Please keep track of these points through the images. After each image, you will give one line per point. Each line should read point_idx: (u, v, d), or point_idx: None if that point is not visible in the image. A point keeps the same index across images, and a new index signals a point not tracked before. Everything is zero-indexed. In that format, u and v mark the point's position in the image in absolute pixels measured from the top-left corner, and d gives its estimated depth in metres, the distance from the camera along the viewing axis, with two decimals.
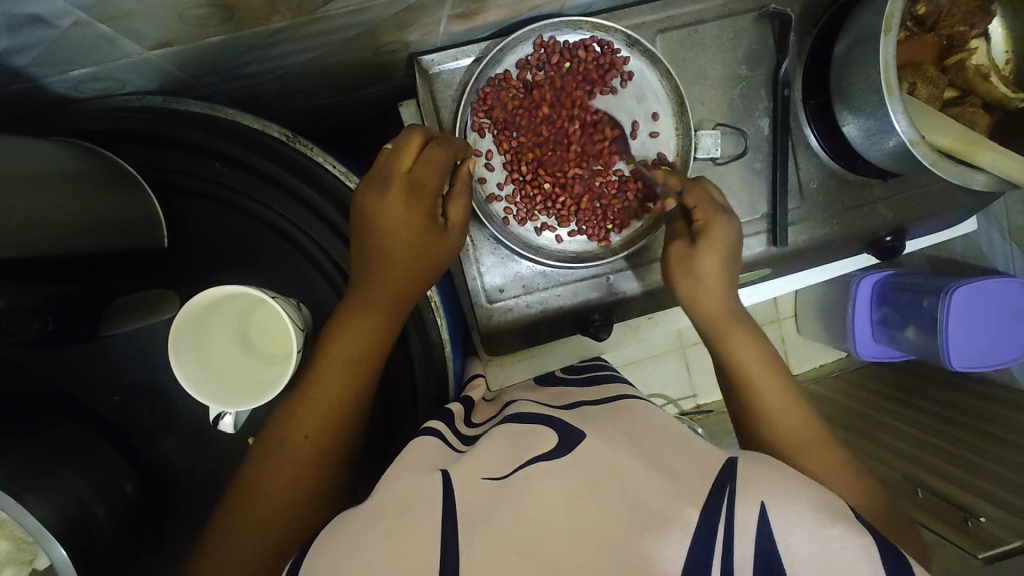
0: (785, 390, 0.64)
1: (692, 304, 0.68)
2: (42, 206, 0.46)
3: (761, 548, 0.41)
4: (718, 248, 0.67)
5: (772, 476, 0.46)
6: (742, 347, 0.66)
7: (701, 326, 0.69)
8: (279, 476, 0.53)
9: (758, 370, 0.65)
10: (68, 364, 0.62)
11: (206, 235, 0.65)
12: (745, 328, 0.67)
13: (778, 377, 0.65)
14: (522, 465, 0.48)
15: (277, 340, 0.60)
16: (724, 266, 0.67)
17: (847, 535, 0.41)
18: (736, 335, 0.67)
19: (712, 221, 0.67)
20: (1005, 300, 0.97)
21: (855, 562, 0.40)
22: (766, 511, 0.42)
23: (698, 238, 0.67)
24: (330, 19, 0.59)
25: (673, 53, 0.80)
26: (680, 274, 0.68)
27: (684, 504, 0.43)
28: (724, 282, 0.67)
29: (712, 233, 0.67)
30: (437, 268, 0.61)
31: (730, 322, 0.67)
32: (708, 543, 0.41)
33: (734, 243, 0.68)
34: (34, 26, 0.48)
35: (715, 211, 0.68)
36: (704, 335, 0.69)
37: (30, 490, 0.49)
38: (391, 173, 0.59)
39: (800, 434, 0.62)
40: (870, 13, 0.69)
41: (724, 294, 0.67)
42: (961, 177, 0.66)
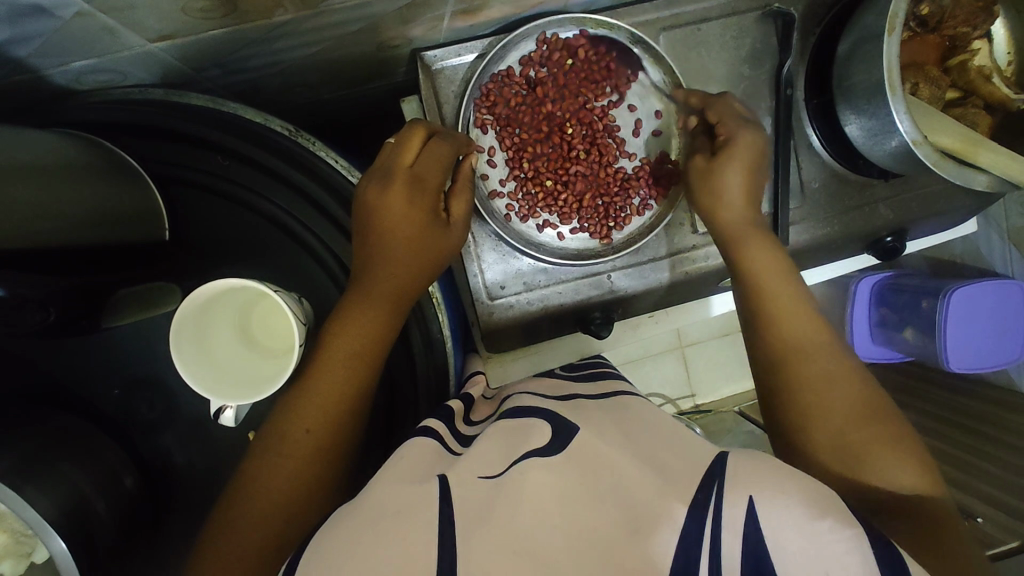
0: (813, 332, 0.60)
1: (715, 214, 0.69)
2: (43, 197, 0.46)
3: (749, 547, 0.40)
4: (740, 159, 0.68)
5: (767, 468, 0.45)
6: (766, 261, 0.65)
7: (721, 238, 0.69)
8: (282, 471, 0.53)
9: (780, 288, 0.63)
10: (69, 357, 0.62)
11: (208, 228, 0.65)
12: (771, 244, 0.67)
13: (806, 314, 0.62)
14: (517, 459, 0.48)
15: (279, 335, 0.59)
16: (747, 178, 0.68)
17: (837, 527, 0.41)
18: (760, 250, 0.66)
19: (735, 132, 0.69)
20: (1004, 303, 0.97)
21: (846, 556, 0.39)
22: (753, 505, 0.42)
23: (720, 150, 0.69)
24: (334, 13, 0.59)
25: (676, 52, 0.80)
26: (702, 185, 0.70)
27: (671, 498, 0.43)
28: (744, 193, 0.68)
29: (736, 144, 0.68)
30: (439, 263, 0.61)
31: (754, 236, 0.67)
32: (695, 539, 0.41)
33: (758, 155, 0.69)
34: (37, 16, 0.48)
35: (737, 125, 0.70)
36: (723, 247, 0.69)
37: (30, 483, 0.49)
38: (394, 168, 0.58)
39: (818, 383, 0.57)
40: (873, 13, 0.69)
41: (747, 206, 0.68)
42: (963, 177, 0.65)
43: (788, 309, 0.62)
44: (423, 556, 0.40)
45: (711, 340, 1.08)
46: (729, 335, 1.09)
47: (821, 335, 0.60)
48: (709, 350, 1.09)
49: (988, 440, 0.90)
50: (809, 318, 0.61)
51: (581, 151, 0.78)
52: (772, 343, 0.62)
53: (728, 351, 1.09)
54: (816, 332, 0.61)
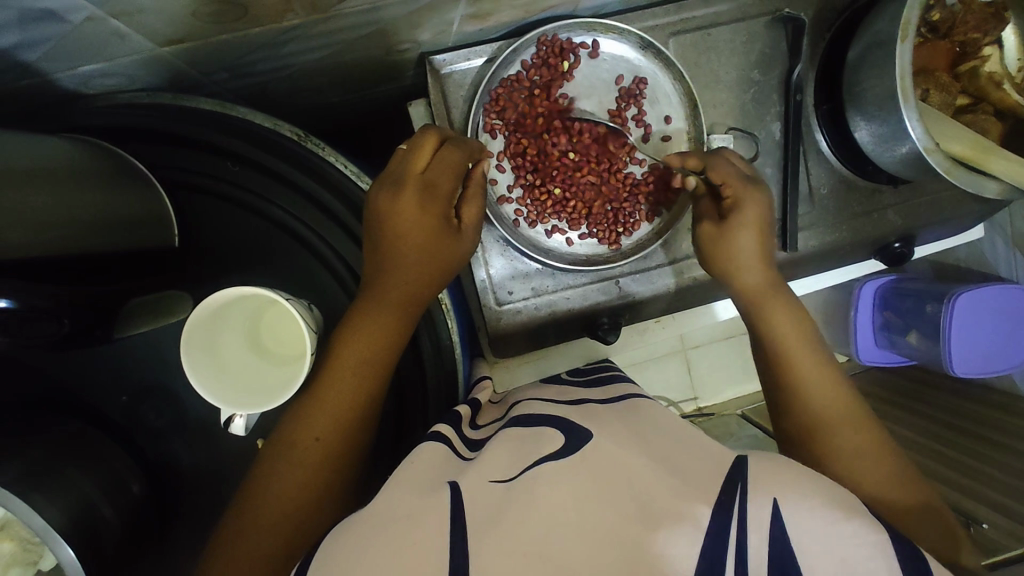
0: (825, 366, 0.63)
1: (732, 278, 0.69)
2: (52, 203, 0.46)
3: (777, 545, 0.40)
4: (751, 222, 0.67)
5: (783, 472, 0.45)
6: (787, 327, 0.65)
7: (742, 302, 0.69)
8: (292, 479, 0.52)
9: (801, 355, 0.64)
10: (75, 363, 0.61)
11: (217, 234, 0.64)
12: (789, 301, 0.67)
13: (818, 352, 0.64)
14: (530, 465, 0.47)
15: (290, 342, 0.59)
16: (761, 239, 0.68)
17: (863, 531, 0.41)
18: (779, 308, 0.66)
19: (743, 195, 0.67)
20: (1010, 305, 0.97)
21: (872, 560, 0.40)
22: (778, 506, 0.42)
23: (729, 212, 0.68)
24: (344, 18, 0.58)
25: (685, 57, 0.80)
26: (714, 250, 0.70)
27: (695, 501, 0.42)
28: (761, 256, 0.68)
29: (745, 210, 0.67)
30: (450, 270, 0.61)
31: (773, 295, 0.67)
32: (720, 543, 0.41)
33: (767, 216, 0.68)
34: (46, 20, 0.47)
35: (743, 185, 0.68)
36: (746, 312, 0.69)
37: (37, 490, 0.48)
38: (406, 175, 0.58)
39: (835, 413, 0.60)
40: (884, 18, 0.68)
41: (762, 268, 0.68)
42: (975, 184, 0.65)
43: (810, 375, 0.63)
44: (433, 558, 0.40)
45: (715, 343, 1.08)
46: (733, 338, 1.09)
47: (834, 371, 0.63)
48: (713, 353, 1.08)
49: (992, 444, 0.89)
50: (833, 380, 0.62)
51: (590, 161, 0.77)
52: (789, 393, 0.63)
53: (730, 355, 1.09)
54: (839, 395, 0.61)
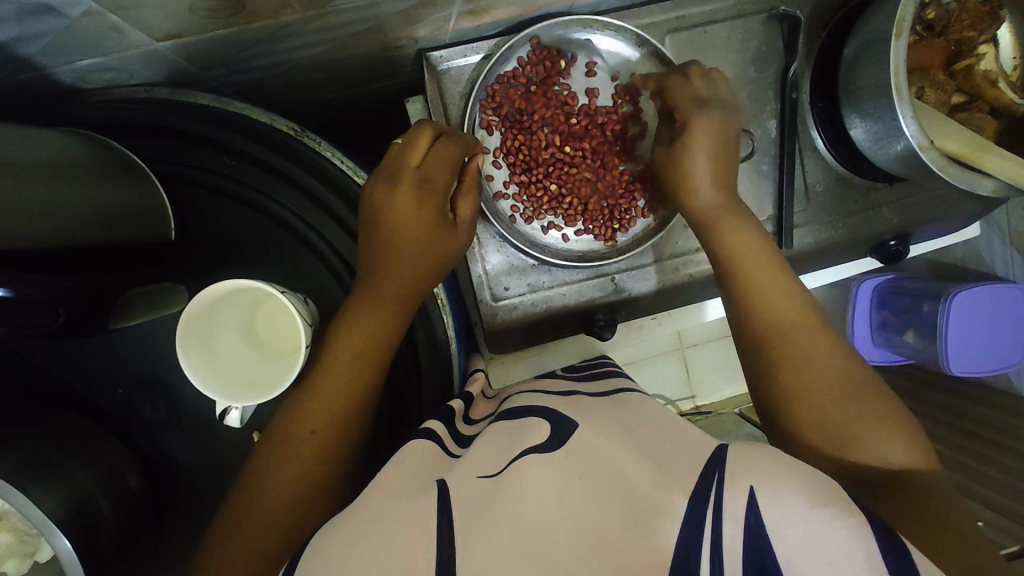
0: (787, 291, 0.60)
1: (687, 201, 0.68)
2: (50, 196, 0.46)
3: (754, 541, 0.40)
4: (704, 143, 0.67)
5: (764, 458, 0.45)
6: (746, 247, 0.63)
7: (696, 225, 0.68)
8: (289, 471, 0.53)
9: (762, 282, 0.61)
10: (73, 357, 0.62)
11: (214, 229, 0.65)
12: (745, 221, 0.65)
13: (778, 275, 0.62)
14: (515, 458, 0.48)
15: (286, 335, 0.59)
16: (715, 159, 0.67)
17: (838, 516, 0.41)
18: (734, 227, 0.65)
19: (692, 117, 0.68)
20: (1004, 309, 0.97)
21: (849, 544, 0.39)
22: (754, 495, 0.41)
23: (682, 134, 0.68)
24: (341, 13, 0.59)
25: (681, 53, 0.80)
26: (671, 174, 0.69)
27: (673, 492, 0.42)
28: (714, 179, 0.66)
29: (695, 129, 0.67)
30: (445, 263, 0.61)
31: (728, 215, 0.66)
32: (695, 534, 0.41)
33: (723, 137, 0.68)
34: (45, 15, 0.48)
35: (694, 109, 0.68)
36: (699, 235, 0.68)
37: (34, 482, 0.49)
38: (402, 168, 0.58)
39: (793, 343, 0.57)
40: (879, 16, 0.69)
41: (718, 189, 0.67)
42: (968, 182, 0.65)
43: (782, 316, 0.59)
44: (425, 552, 0.40)
45: (712, 341, 1.08)
46: (730, 337, 1.09)
47: (797, 295, 0.60)
48: (710, 351, 1.09)
49: (988, 443, 0.90)
50: (791, 292, 0.60)
51: (585, 158, 0.78)
52: (748, 320, 0.61)
53: (727, 353, 1.09)
54: (801, 319, 0.59)
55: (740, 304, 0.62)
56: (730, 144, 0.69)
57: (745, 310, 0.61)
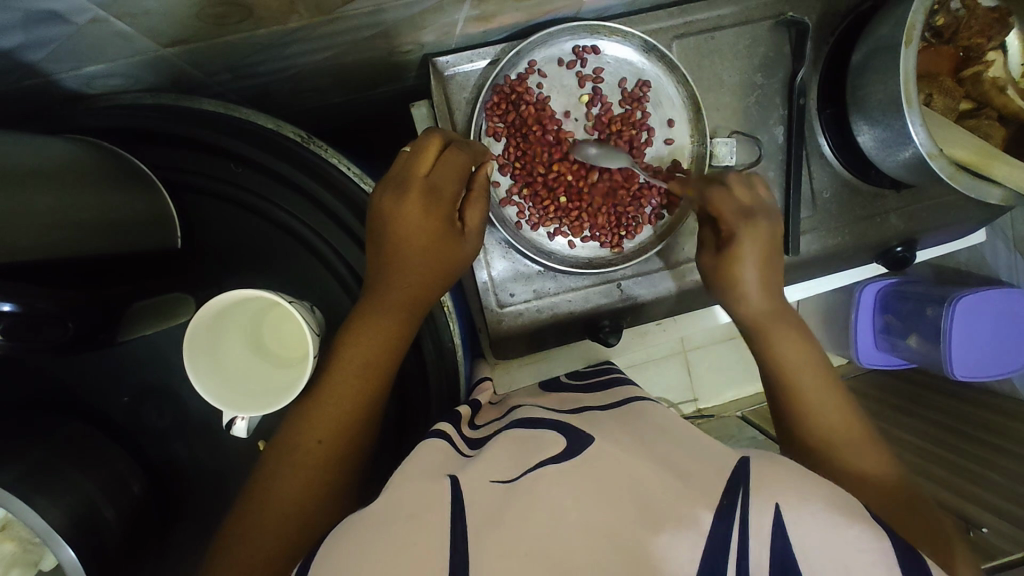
0: (828, 385, 0.63)
1: (736, 308, 0.68)
2: (58, 205, 0.46)
3: (777, 548, 0.41)
4: (750, 252, 0.66)
5: (788, 475, 0.45)
6: (797, 359, 0.64)
7: (748, 330, 0.68)
8: (294, 480, 0.52)
9: (803, 371, 0.64)
10: (78, 365, 0.61)
11: (220, 236, 0.64)
12: (795, 330, 0.66)
13: (821, 373, 0.64)
14: (533, 467, 0.47)
15: (292, 344, 0.59)
16: (763, 270, 0.67)
17: (866, 536, 0.41)
18: (784, 335, 0.65)
19: (738, 229, 0.67)
20: (1014, 307, 0.97)
21: (872, 565, 0.39)
22: (780, 512, 0.42)
23: (728, 242, 0.67)
24: (349, 19, 0.58)
25: (688, 59, 0.80)
26: (717, 278, 0.69)
27: (697, 506, 0.42)
28: (763, 285, 0.66)
29: (742, 241, 0.66)
30: (453, 272, 0.61)
31: (779, 323, 0.66)
32: (722, 548, 0.41)
33: (768, 245, 0.67)
34: (52, 22, 0.47)
35: (740, 219, 0.67)
36: (751, 340, 0.68)
37: (38, 492, 0.49)
38: (409, 178, 0.58)
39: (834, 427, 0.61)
40: (888, 23, 0.68)
41: (767, 295, 0.67)
42: (978, 191, 0.65)
43: (808, 388, 0.63)
44: (437, 558, 0.40)
45: (714, 345, 1.08)
46: (733, 340, 1.09)
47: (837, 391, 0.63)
48: (713, 355, 1.09)
49: (991, 448, 0.90)
50: (830, 387, 0.63)
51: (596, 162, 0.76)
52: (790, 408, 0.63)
53: (730, 357, 1.09)
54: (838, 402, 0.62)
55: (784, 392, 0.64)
56: (775, 249, 0.68)
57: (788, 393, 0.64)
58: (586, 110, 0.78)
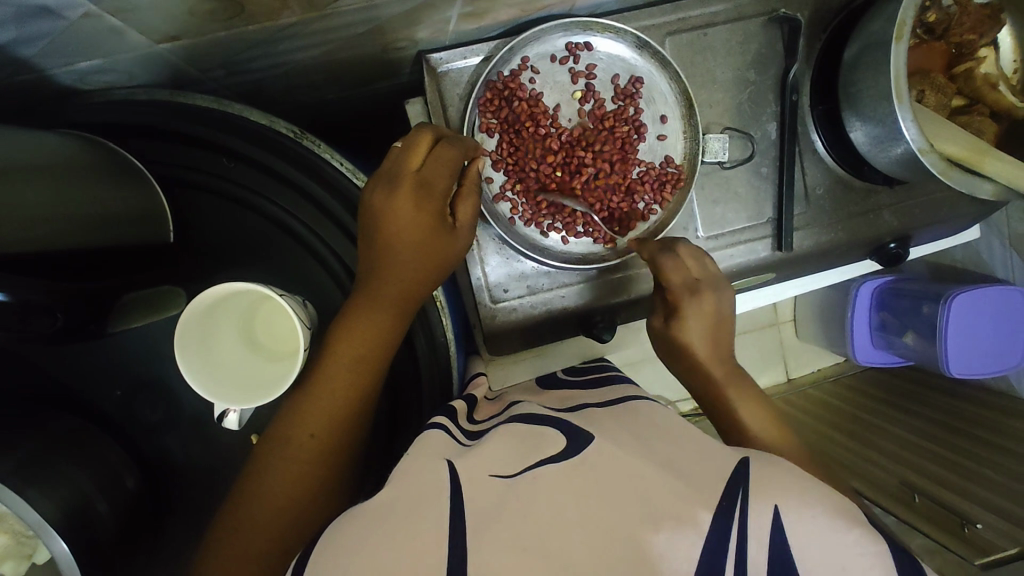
0: (753, 396, 0.66)
1: (691, 374, 0.68)
2: (48, 198, 0.46)
3: (778, 547, 0.41)
4: (700, 323, 0.66)
5: (786, 479, 0.45)
6: (735, 391, 0.66)
7: (703, 395, 0.68)
8: (284, 474, 0.52)
9: (734, 391, 0.66)
10: (72, 359, 0.62)
11: (211, 231, 0.64)
12: (749, 390, 0.66)
13: (749, 391, 0.67)
14: (531, 465, 0.46)
15: (284, 338, 0.59)
16: (709, 341, 0.67)
17: (864, 540, 0.42)
18: (735, 393, 0.66)
19: (685, 304, 0.67)
20: (1004, 308, 0.97)
21: (870, 568, 0.40)
22: (779, 513, 0.42)
23: (675, 315, 0.68)
24: (341, 15, 0.58)
25: (681, 56, 0.80)
26: (668, 346, 0.69)
27: (695, 506, 0.41)
28: (711, 353, 0.67)
29: (688, 314, 0.66)
30: (445, 266, 0.61)
31: (729, 385, 0.66)
32: (721, 547, 0.40)
33: (717, 317, 0.67)
34: (44, 17, 0.47)
35: (687, 295, 0.67)
36: (708, 404, 0.68)
37: (31, 484, 0.49)
38: (401, 172, 0.58)
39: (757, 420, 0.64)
40: (879, 20, 0.69)
41: (717, 363, 0.67)
42: (968, 185, 0.66)
43: (737, 398, 0.66)
44: (424, 550, 0.40)
45: None
46: None
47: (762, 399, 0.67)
48: None
49: (989, 446, 0.90)
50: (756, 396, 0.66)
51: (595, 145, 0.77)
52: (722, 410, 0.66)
53: None
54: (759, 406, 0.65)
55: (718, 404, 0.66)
56: (724, 321, 0.68)
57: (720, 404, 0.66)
58: (578, 106, 0.79)
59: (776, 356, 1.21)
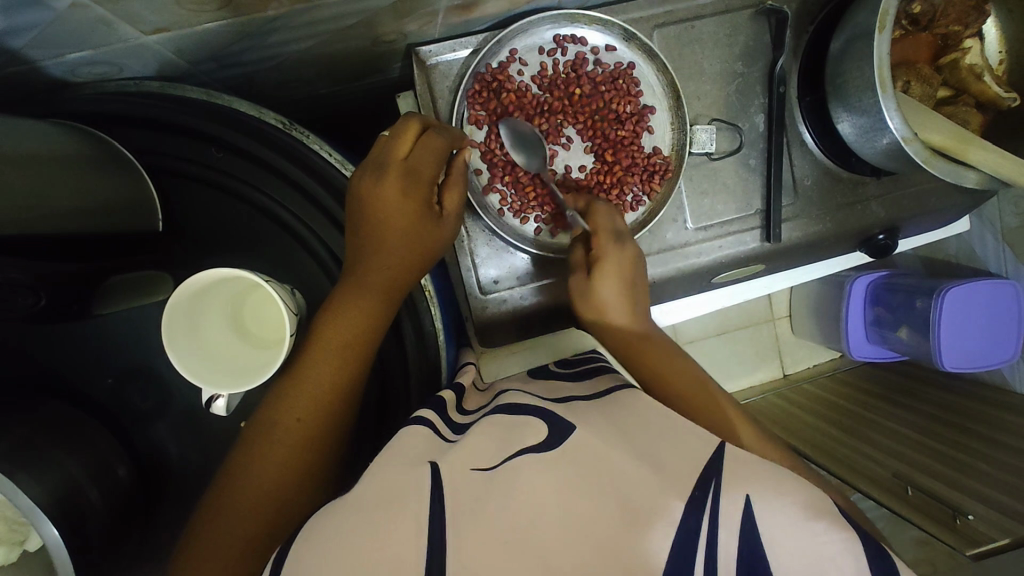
0: (677, 360, 0.66)
1: (615, 338, 0.69)
2: (33, 186, 0.46)
3: (747, 540, 0.40)
4: (613, 274, 0.68)
5: (761, 469, 0.45)
6: (661, 357, 0.66)
7: (620, 350, 0.69)
8: (273, 459, 0.53)
9: (661, 354, 0.66)
10: (65, 346, 0.63)
11: (201, 221, 0.65)
12: (667, 350, 0.67)
13: (671, 353, 0.67)
14: (512, 455, 0.47)
15: (272, 325, 0.60)
16: (623, 292, 0.68)
17: (832, 529, 0.41)
18: (659, 354, 0.66)
19: (606, 250, 0.69)
20: (997, 305, 0.97)
21: (840, 557, 0.40)
22: (750, 504, 0.41)
23: (593, 265, 0.69)
24: (327, 8, 0.59)
25: (669, 49, 0.81)
26: (584, 302, 0.69)
27: (669, 495, 0.41)
28: (628, 307, 0.68)
29: (606, 262, 0.68)
30: (431, 255, 0.62)
31: (650, 344, 0.67)
32: (694, 535, 0.40)
33: (633, 270, 0.69)
34: (34, 7, 0.48)
35: (610, 239, 0.69)
36: (625, 360, 0.69)
37: (23, 470, 0.50)
38: (388, 160, 0.59)
39: (698, 389, 0.62)
40: (866, 10, 0.69)
41: (629, 318, 0.68)
42: (953, 174, 0.67)
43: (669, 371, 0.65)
44: (405, 530, 0.41)
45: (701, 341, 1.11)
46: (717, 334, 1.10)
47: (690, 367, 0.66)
48: None
49: (983, 440, 0.90)
50: (681, 363, 0.66)
51: (518, 121, 0.75)
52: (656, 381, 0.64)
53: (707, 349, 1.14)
54: (686, 369, 0.65)
55: (658, 377, 0.64)
56: (639, 277, 0.70)
57: (660, 376, 0.64)
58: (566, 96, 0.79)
59: (771, 351, 1.21)
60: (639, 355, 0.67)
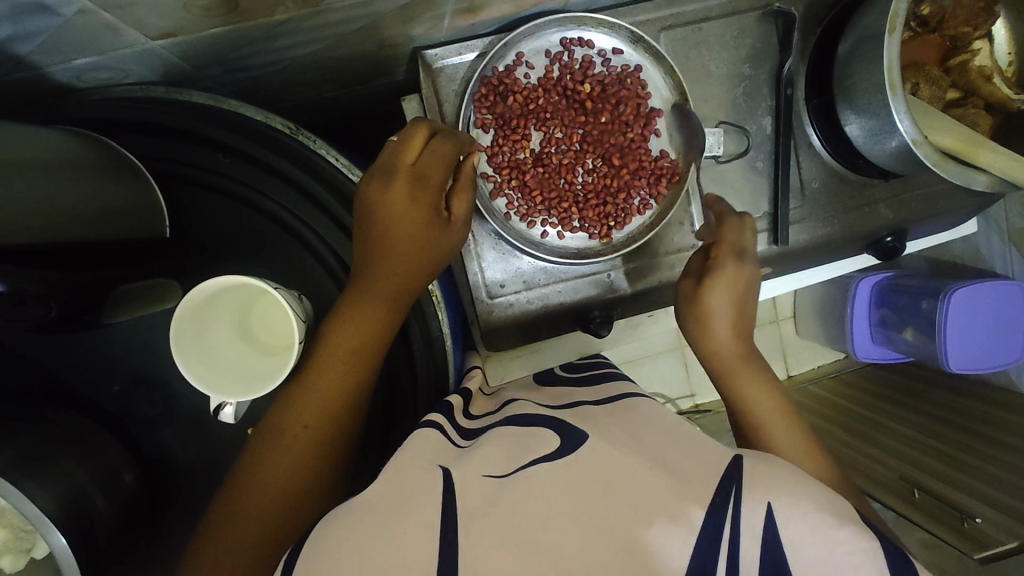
0: (772, 391, 0.65)
1: (710, 354, 0.67)
2: (37, 195, 0.46)
3: (767, 546, 0.40)
4: (728, 287, 0.66)
5: (776, 475, 0.44)
6: (750, 386, 0.65)
7: (714, 370, 0.67)
8: (281, 466, 0.53)
9: (748, 381, 0.65)
10: (71, 354, 0.62)
11: (208, 227, 0.65)
12: (762, 375, 0.66)
13: (766, 381, 0.65)
14: (524, 464, 0.46)
15: (278, 332, 0.59)
16: (733, 307, 0.66)
17: (856, 537, 0.40)
18: (751, 382, 0.65)
19: (727, 259, 0.67)
20: (1003, 306, 0.97)
21: (861, 566, 0.39)
22: (771, 510, 0.41)
23: (709, 273, 0.67)
24: (334, 13, 0.59)
25: (676, 50, 0.80)
26: (690, 310, 0.67)
27: (688, 502, 0.41)
28: (734, 327, 0.66)
29: (723, 272, 0.66)
30: (438, 261, 0.61)
31: (746, 368, 0.66)
32: (713, 543, 0.39)
33: (747, 287, 0.67)
34: (39, 13, 0.47)
35: (732, 254, 0.67)
36: (718, 381, 0.67)
37: (31, 478, 0.49)
38: (396, 165, 0.58)
39: (777, 422, 0.63)
40: (874, 12, 0.69)
41: (736, 337, 0.66)
42: (964, 177, 0.65)
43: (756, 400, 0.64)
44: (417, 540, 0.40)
45: None
46: None
47: (781, 400, 0.65)
48: None
49: (993, 441, 0.89)
50: (772, 390, 0.65)
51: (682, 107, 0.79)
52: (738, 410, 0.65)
53: None
54: (773, 399, 0.64)
55: (736, 407, 0.65)
56: (750, 297, 0.68)
57: (740, 405, 0.65)
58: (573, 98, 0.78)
59: (776, 352, 1.21)
60: (727, 378, 0.66)
